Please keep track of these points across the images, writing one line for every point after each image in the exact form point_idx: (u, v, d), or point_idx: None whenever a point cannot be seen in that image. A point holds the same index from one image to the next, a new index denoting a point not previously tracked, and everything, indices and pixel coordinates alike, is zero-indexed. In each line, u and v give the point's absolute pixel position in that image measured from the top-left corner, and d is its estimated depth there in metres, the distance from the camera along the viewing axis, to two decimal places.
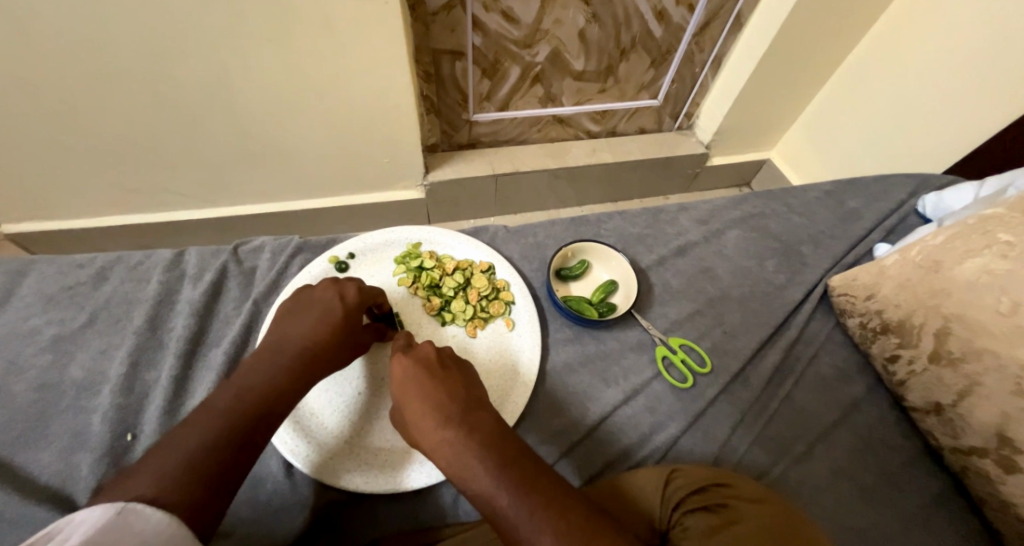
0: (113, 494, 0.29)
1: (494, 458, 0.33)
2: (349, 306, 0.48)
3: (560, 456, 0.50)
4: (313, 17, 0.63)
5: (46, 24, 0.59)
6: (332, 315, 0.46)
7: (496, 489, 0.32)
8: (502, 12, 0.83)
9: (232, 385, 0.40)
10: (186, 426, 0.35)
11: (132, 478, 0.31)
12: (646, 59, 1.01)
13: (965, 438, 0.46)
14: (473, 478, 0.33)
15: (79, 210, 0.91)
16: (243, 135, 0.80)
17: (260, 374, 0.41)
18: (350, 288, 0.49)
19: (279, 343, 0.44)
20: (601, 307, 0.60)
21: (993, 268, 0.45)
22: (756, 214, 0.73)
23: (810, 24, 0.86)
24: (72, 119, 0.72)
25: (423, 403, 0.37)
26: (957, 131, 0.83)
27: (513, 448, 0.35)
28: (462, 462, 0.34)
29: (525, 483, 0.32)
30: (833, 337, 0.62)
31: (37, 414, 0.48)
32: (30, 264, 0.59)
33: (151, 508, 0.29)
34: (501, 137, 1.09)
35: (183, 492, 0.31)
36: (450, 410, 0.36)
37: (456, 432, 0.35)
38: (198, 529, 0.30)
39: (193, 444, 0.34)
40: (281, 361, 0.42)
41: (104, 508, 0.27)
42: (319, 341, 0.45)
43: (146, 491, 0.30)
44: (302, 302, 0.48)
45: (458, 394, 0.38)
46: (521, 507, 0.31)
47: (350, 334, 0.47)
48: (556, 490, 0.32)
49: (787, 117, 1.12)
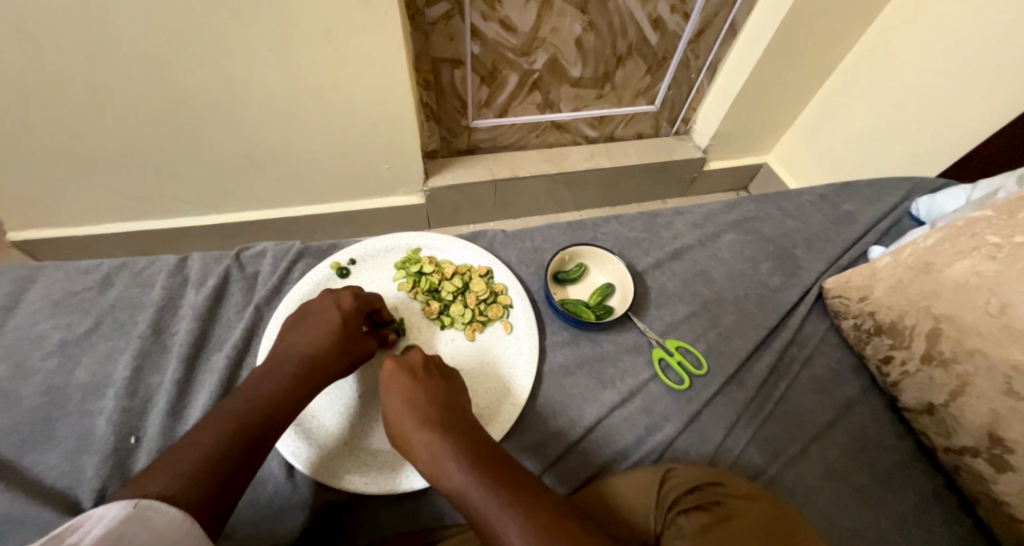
0: (129, 491, 0.30)
1: (467, 458, 0.34)
2: (347, 313, 0.49)
3: (552, 462, 0.50)
4: (316, 28, 0.65)
5: (58, 36, 0.60)
6: (332, 322, 0.48)
7: (469, 487, 0.33)
8: (500, 21, 0.85)
9: (240, 391, 0.41)
10: (198, 428, 0.36)
11: (148, 476, 0.32)
12: (642, 66, 1.03)
13: (957, 437, 0.46)
14: (448, 477, 0.34)
15: (83, 217, 0.92)
16: (246, 142, 0.81)
17: (267, 381, 0.42)
18: (348, 297, 0.51)
19: (283, 352, 0.45)
20: (598, 310, 0.61)
21: (982, 268, 0.45)
22: (751, 217, 0.74)
23: (803, 30, 0.87)
24: (78, 127, 0.74)
25: (404, 404, 0.38)
26: (950, 134, 0.84)
27: (489, 449, 0.36)
28: (438, 462, 0.35)
29: (495, 481, 0.33)
30: (828, 338, 0.62)
31: (42, 418, 0.49)
32: (38, 270, 0.60)
33: (166, 505, 0.30)
34: (500, 143, 1.11)
35: (196, 490, 0.32)
36: (428, 412, 0.37)
37: (433, 433, 0.36)
38: (208, 528, 0.31)
39: (204, 445, 0.35)
40: (286, 368, 0.43)
41: (120, 505, 0.28)
42: (321, 348, 0.46)
43: (160, 489, 0.31)
44: (303, 313, 0.49)
45: (438, 398, 0.39)
46: (489, 503, 0.31)
47: (351, 340, 0.48)
48: (530, 488, 0.33)
49: (783, 121, 1.13)
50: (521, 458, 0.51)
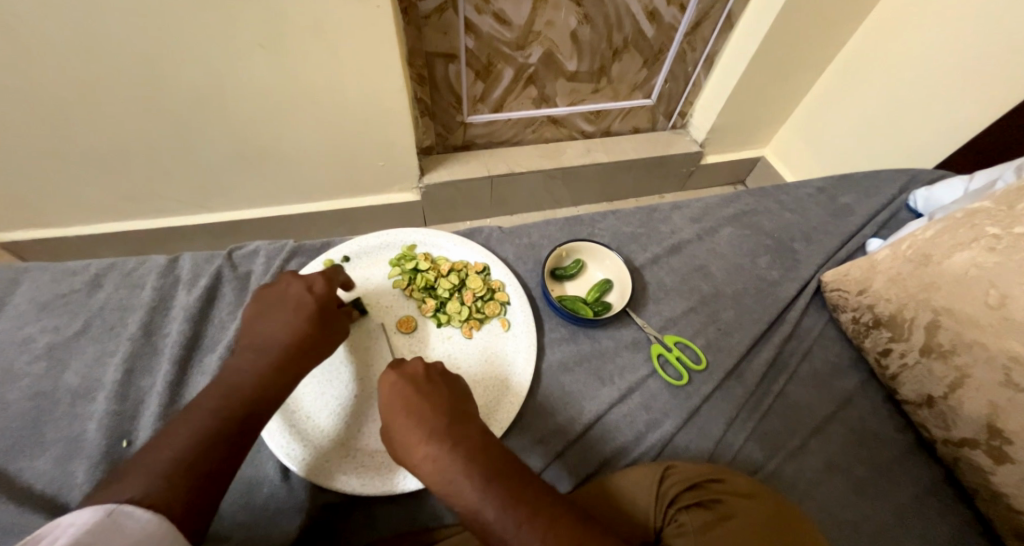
0: (104, 497, 0.30)
1: (479, 477, 0.34)
2: (321, 297, 0.48)
3: (555, 456, 0.50)
4: (306, 22, 0.64)
5: (42, 34, 0.59)
6: (306, 306, 0.47)
7: (484, 511, 0.32)
8: (494, 14, 0.84)
9: (217, 386, 0.40)
10: (174, 426, 0.36)
11: (122, 479, 0.31)
12: (638, 59, 1.02)
13: (957, 430, 0.46)
14: (460, 496, 0.33)
15: (73, 218, 0.91)
16: (238, 139, 0.80)
17: (246, 374, 0.41)
18: (319, 280, 0.50)
19: (259, 343, 0.44)
20: (596, 306, 0.60)
21: (982, 260, 0.45)
22: (750, 211, 0.74)
23: (799, 22, 0.87)
24: (64, 125, 0.72)
25: (409, 418, 0.37)
26: (947, 126, 0.84)
27: (501, 468, 0.35)
28: (448, 478, 0.34)
29: (512, 498, 0.33)
30: (827, 332, 0.62)
31: (32, 423, 0.48)
32: (25, 272, 0.59)
33: (140, 509, 0.29)
34: (496, 138, 1.10)
35: (174, 492, 0.31)
36: (436, 425, 0.36)
37: (443, 447, 0.35)
38: (188, 531, 0.31)
39: (180, 445, 0.34)
40: (267, 358, 0.43)
41: (91, 511, 0.28)
42: (298, 333, 0.45)
43: (136, 493, 0.30)
44: (270, 298, 0.48)
45: (444, 408, 0.38)
46: (510, 524, 0.32)
47: (327, 324, 0.47)
48: (546, 503, 0.33)
49: (780, 114, 1.13)
50: (524, 454, 0.50)
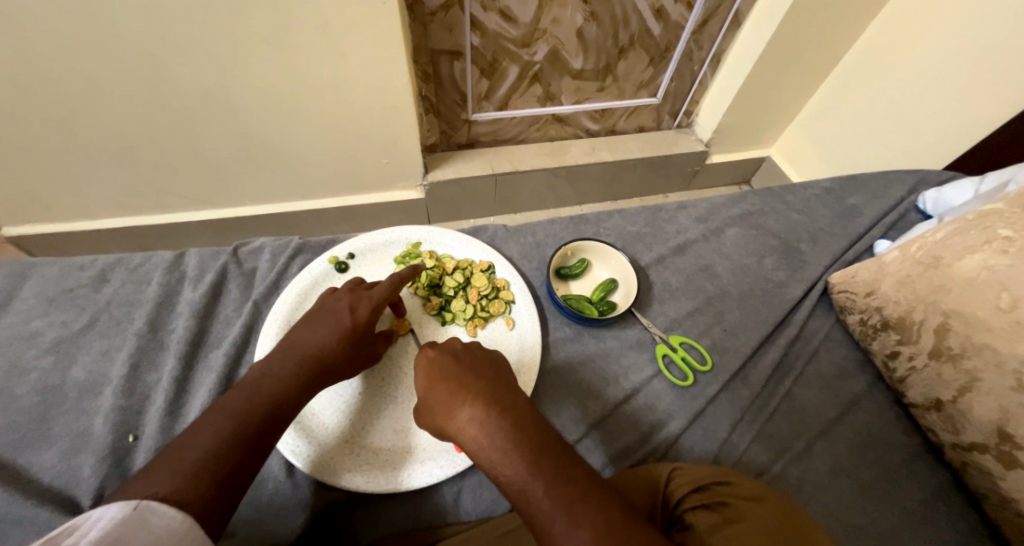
0: (132, 491, 0.30)
1: (524, 443, 0.35)
2: (360, 320, 0.47)
3: (581, 436, 0.51)
4: (310, 18, 0.63)
5: (47, 30, 0.59)
6: (341, 327, 0.46)
7: (529, 476, 0.33)
8: (500, 11, 0.83)
9: (244, 386, 0.40)
10: (200, 426, 0.36)
11: (150, 475, 0.32)
12: (644, 58, 1.01)
13: (966, 434, 0.46)
14: (505, 461, 0.34)
15: (77, 213, 0.91)
16: (242, 135, 0.80)
17: (270, 378, 0.41)
18: (364, 302, 0.49)
19: (287, 349, 0.44)
20: (601, 306, 0.60)
21: (993, 263, 0.44)
22: (756, 211, 0.73)
23: (807, 21, 0.86)
24: (69, 120, 0.72)
25: (455, 387, 0.38)
26: (956, 127, 0.83)
27: (542, 434, 0.36)
28: (495, 447, 0.35)
29: (558, 472, 0.33)
30: (833, 333, 0.62)
31: (38, 417, 0.48)
32: (31, 266, 0.59)
33: (165, 505, 0.30)
34: (501, 136, 1.09)
35: (197, 490, 0.32)
36: (483, 394, 0.38)
37: (491, 415, 0.36)
38: (209, 528, 0.31)
39: (205, 445, 0.34)
40: (291, 365, 0.43)
41: (121, 505, 0.28)
42: (326, 349, 0.44)
43: (161, 490, 0.31)
44: (318, 309, 0.48)
45: (489, 381, 0.39)
46: (557, 497, 0.32)
47: (355, 346, 0.47)
48: (587, 479, 0.33)
49: (787, 114, 1.12)
50: None
